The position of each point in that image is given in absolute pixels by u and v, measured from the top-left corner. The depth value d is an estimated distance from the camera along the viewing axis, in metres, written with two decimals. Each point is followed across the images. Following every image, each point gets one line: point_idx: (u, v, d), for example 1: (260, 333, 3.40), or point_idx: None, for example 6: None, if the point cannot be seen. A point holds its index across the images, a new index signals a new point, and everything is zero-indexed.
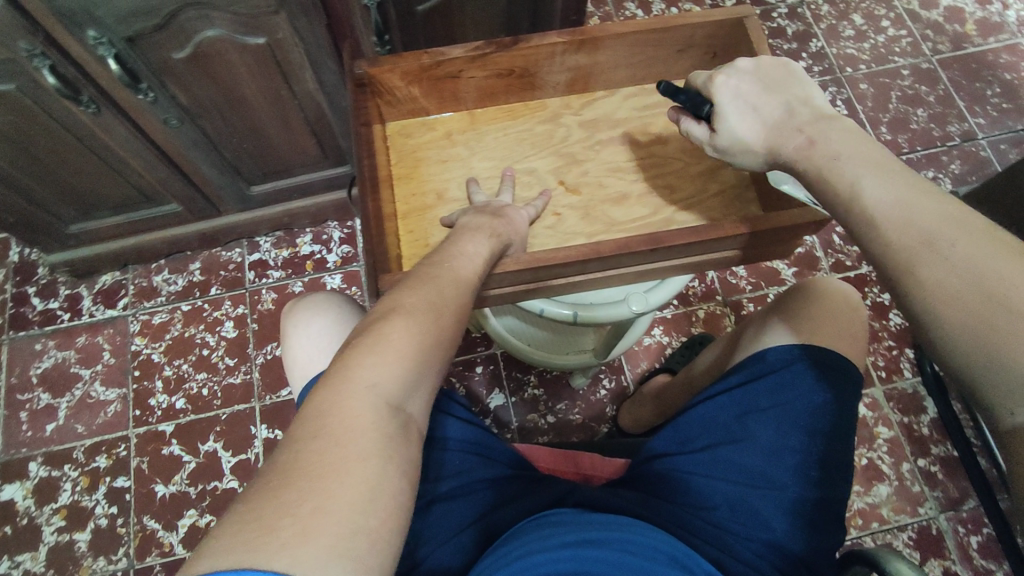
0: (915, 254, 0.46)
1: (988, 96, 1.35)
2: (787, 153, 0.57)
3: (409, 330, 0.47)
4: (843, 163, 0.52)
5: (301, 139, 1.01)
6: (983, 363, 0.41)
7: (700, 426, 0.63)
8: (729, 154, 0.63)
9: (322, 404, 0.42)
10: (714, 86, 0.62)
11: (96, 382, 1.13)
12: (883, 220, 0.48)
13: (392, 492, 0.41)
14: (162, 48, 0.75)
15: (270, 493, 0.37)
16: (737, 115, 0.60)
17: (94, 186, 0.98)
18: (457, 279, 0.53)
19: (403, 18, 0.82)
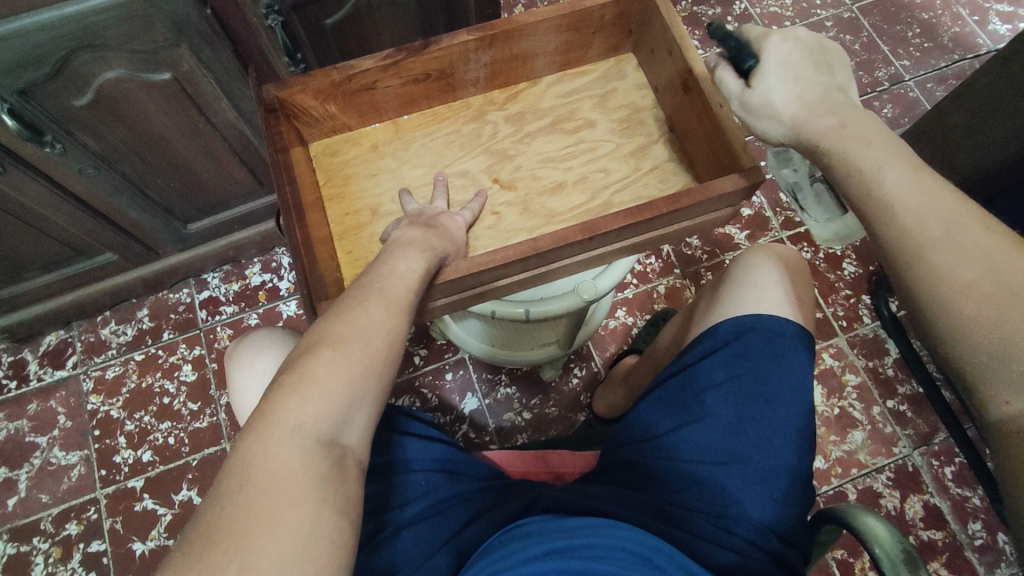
0: (936, 243, 0.45)
1: (909, 37, 1.38)
2: (811, 136, 0.53)
3: (337, 365, 0.45)
4: (872, 157, 0.50)
5: (231, 170, 0.97)
6: (982, 351, 0.43)
7: (663, 411, 0.64)
8: (754, 116, 0.57)
9: (247, 452, 0.40)
10: (766, 44, 0.55)
11: (55, 447, 1.09)
12: (899, 208, 0.47)
13: (327, 535, 0.40)
14: (62, 95, 0.72)
15: (197, 553, 0.36)
16: (779, 81, 0.54)
17: (18, 247, 0.93)
18: (387, 301, 0.51)
19: (313, 34, 0.79)
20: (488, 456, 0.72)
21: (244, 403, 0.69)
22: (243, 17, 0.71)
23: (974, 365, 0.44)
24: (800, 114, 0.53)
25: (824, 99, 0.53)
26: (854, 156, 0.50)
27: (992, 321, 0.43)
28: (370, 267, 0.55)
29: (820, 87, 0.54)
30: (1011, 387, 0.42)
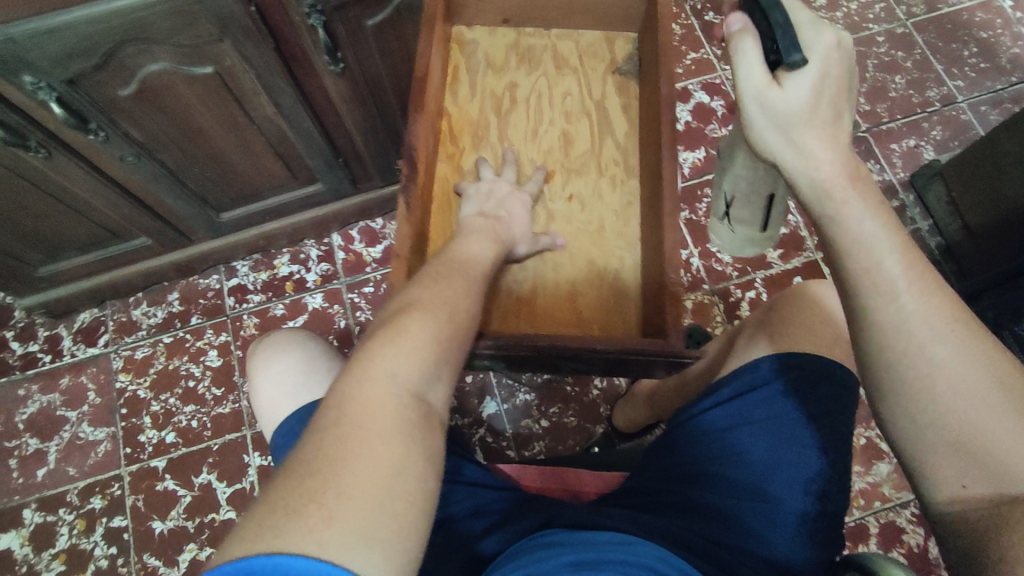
0: (930, 335, 0.43)
1: (965, 57, 1.32)
2: (811, 173, 0.47)
3: (428, 325, 0.50)
4: (868, 220, 0.45)
5: (266, 163, 0.98)
6: (948, 440, 0.42)
7: (695, 441, 0.63)
8: (773, 119, 0.47)
9: (344, 393, 0.44)
10: (815, 45, 0.47)
11: (84, 422, 1.12)
12: (895, 298, 0.44)
13: (416, 482, 0.41)
14: (107, 86, 0.73)
15: (296, 480, 0.38)
16: (817, 94, 0.46)
17: (58, 227, 0.96)
18: (466, 282, 0.58)
19: (355, 34, 0.79)
20: (505, 470, 0.72)
21: (262, 411, 0.69)
22: (286, 15, 0.72)
23: (937, 455, 0.43)
24: (818, 147, 0.47)
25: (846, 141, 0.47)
26: (858, 215, 0.46)
27: (972, 417, 0.42)
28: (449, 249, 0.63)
29: (843, 127, 0.48)
30: (974, 476, 0.42)
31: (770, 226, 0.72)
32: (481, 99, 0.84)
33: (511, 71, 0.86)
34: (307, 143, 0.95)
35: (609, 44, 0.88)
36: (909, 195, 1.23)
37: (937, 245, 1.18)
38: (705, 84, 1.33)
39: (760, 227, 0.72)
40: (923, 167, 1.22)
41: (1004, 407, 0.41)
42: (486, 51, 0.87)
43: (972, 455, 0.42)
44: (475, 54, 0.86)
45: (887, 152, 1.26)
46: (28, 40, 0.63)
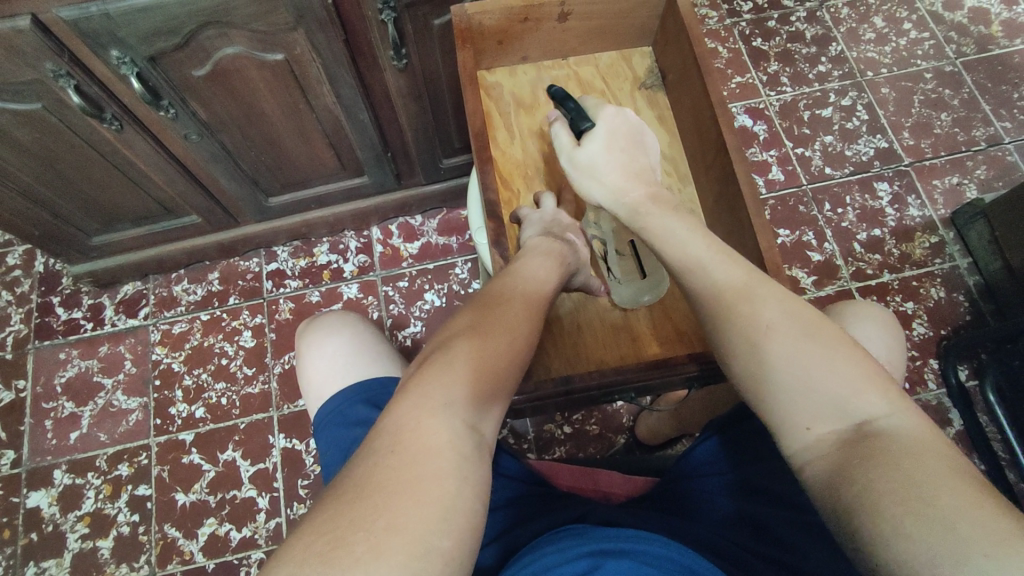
0: (734, 293, 0.53)
1: (1014, 99, 1.32)
2: (621, 198, 0.63)
3: (481, 355, 0.50)
4: (669, 220, 0.59)
5: (319, 152, 1.01)
6: (783, 385, 0.48)
7: (730, 454, 0.64)
8: (580, 168, 0.66)
9: (399, 422, 0.44)
10: (600, 114, 0.67)
11: (118, 391, 1.15)
12: (709, 272, 0.55)
13: (465, 515, 0.41)
14: (183, 65, 0.76)
15: (349, 505, 0.39)
16: (606, 146, 0.65)
17: (116, 199, 0.99)
18: (531, 309, 0.56)
19: (421, 33, 0.82)
20: (537, 467, 0.73)
21: (310, 389, 0.76)
22: (360, 9, 0.75)
23: (780, 405, 0.48)
24: (620, 181, 0.64)
25: (637, 174, 0.64)
26: (658, 220, 0.60)
27: (792, 360, 0.48)
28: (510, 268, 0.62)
29: (635, 166, 0.65)
30: (816, 417, 0.47)
31: (648, 268, 0.71)
32: (522, 140, 0.78)
33: (543, 103, 0.79)
34: (360, 136, 0.98)
35: (627, 62, 0.81)
36: (949, 232, 1.22)
37: (976, 284, 1.18)
38: (749, 107, 1.34)
39: (638, 272, 0.71)
40: (965, 205, 1.21)
41: (818, 351, 0.48)
42: (513, 91, 0.79)
43: (808, 397, 0.47)
44: (502, 94, 0.79)
45: (929, 187, 1.25)
46: (120, 16, 0.66)
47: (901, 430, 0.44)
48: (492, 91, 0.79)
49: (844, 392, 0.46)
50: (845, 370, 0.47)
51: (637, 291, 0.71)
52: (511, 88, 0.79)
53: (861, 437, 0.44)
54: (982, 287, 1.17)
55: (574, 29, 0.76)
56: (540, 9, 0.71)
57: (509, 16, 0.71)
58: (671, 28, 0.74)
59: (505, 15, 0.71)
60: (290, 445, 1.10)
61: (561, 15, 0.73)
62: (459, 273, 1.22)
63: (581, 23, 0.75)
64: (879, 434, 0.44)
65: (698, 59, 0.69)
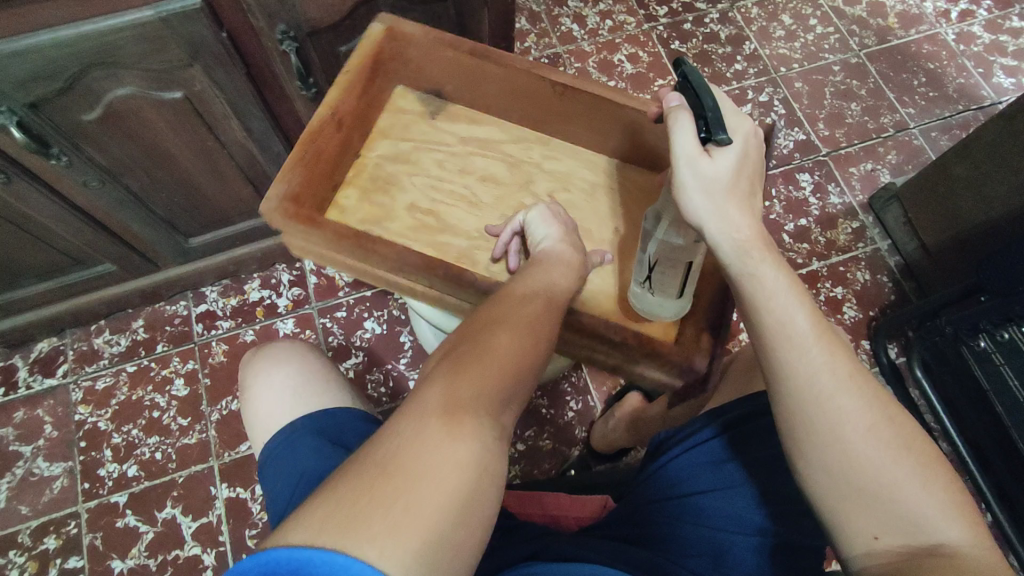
0: (836, 391, 0.48)
1: (915, 86, 1.39)
2: (729, 239, 0.51)
3: (508, 350, 0.47)
4: (786, 291, 0.51)
5: (238, 188, 0.97)
6: (852, 483, 0.47)
7: (688, 471, 0.63)
8: (700, 186, 0.51)
9: (419, 409, 0.40)
10: (738, 130, 0.52)
11: (39, 458, 1.07)
12: (813, 356, 0.49)
13: (483, 510, 0.38)
14: (72, 111, 0.71)
15: (367, 487, 0.35)
16: (735, 172, 0.51)
17: (16, 255, 0.93)
18: (547, 302, 0.53)
19: (328, 60, 0.80)
20: None
21: (255, 413, 0.73)
22: (257, 40, 0.72)
23: (848, 507, 0.48)
24: (739, 216, 0.51)
25: (755, 213, 0.53)
26: (772, 281, 0.51)
27: (878, 467, 0.47)
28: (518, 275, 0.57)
29: (753, 201, 0.53)
30: (888, 527, 0.47)
31: (687, 290, 0.65)
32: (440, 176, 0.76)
33: (385, 203, 0.75)
34: (278, 168, 0.95)
35: None
36: (868, 217, 1.27)
37: (897, 264, 1.23)
38: None
39: (677, 291, 0.64)
40: (880, 189, 1.27)
41: (908, 464, 0.47)
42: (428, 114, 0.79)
43: (882, 504, 0.47)
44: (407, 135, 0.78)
45: (846, 175, 1.31)
46: None
47: (969, 549, 0.45)
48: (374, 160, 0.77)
49: (920, 507, 0.46)
50: (933, 491, 0.47)
51: (664, 308, 0.65)
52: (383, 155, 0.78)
53: (928, 554, 0.45)
54: (902, 267, 1.23)
55: (353, 126, 0.74)
56: (324, 131, 0.69)
57: (312, 154, 0.68)
58: (410, 50, 0.76)
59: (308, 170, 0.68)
60: (234, 495, 1.05)
61: (339, 121, 0.71)
62: (398, 298, 1.19)
63: (352, 114, 0.73)
64: (950, 554, 0.45)
65: (473, 53, 0.73)
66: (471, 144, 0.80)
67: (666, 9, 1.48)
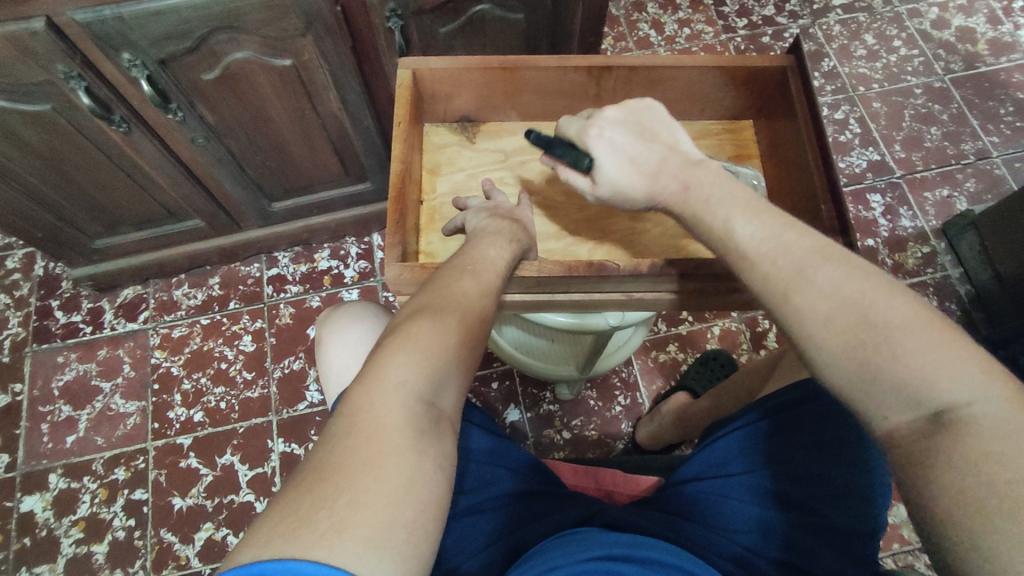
0: (790, 285, 0.44)
1: (1002, 114, 1.35)
2: (664, 204, 0.54)
3: (435, 332, 0.45)
4: (717, 208, 0.50)
5: (323, 158, 1.03)
6: (846, 372, 0.41)
7: (738, 451, 0.61)
8: (613, 203, 0.58)
9: (351, 411, 0.40)
10: (588, 139, 0.57)
11: (116, 395, 1.15)
12: (755, 258, 0.46)
13: (426, 488, 0.38)
14: (193, 69, 0.77)
15: (308, 487, 0.36)
16: (616, 167, 0.56)
17: (121, 203, 1.00)
18: (480, 281, 0.51)
19: (426, 39, 0.84)
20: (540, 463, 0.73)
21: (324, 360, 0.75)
22: (367, 16, 0.78)
23: (858, 393, 0.41)
24: (650, 186, 0.54)
25: (661, 165, 0.55)
26: (701, 211, 0.51)
27: (852, 344, 0.41)
28: (458, 254, 0.55)
29: (656, 155, 0.55)
30: (893, 403, 0.39)
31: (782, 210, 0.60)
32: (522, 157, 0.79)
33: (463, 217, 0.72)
34: (364, 141, 1.00)
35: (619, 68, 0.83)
36: (940, 243, 1.24)
37: (967, 293, 1.20)
38: None
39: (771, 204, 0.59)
40: (956, 216, 1.24)
41: (898, 328, 0.40)
42: None
43: (875, 381, 0.40)
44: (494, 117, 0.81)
45: (920, 199, 1.28)
46: (134, 20, 0.68)
47: (991, 401, 0.36)
48: (459, 142, 0.77)
49: (921, 366, 0.39)
50: (927, 345, 0.39)
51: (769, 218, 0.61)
52: (455, 149, 0.76)
53: (943, 426, 0.37)
54: (973, 296, 1.19)
55: (412, 177, 0.70)
56: (406, 185, 0.64)
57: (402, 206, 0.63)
58: (439, 87, 0.72)
59: (404, 232, 0.62)
60: (288, 449, 1.10)
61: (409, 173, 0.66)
62: None
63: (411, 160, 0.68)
64: (966, 415, 0.36)
65: (506, 66, 0.69)
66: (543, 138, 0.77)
67: (746, 21, 1.48)
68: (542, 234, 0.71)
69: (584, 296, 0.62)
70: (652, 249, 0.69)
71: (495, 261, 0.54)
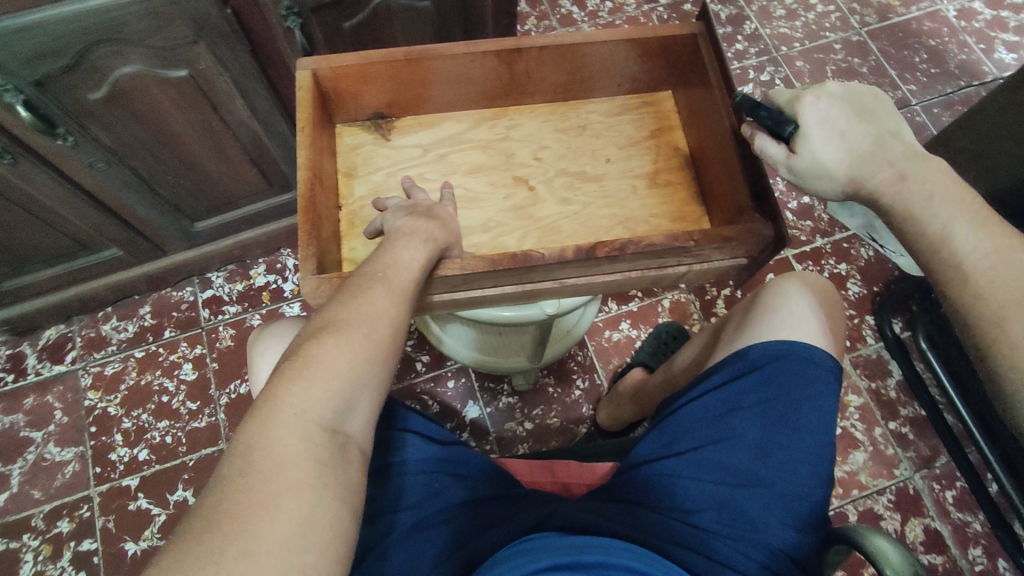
0: (1008, 314, 0.47)
1: (917, 62, 1.39)
2: (873, 189, 0.53)
3: (340, 350, 0.43)
4: (937, 210, 0.51)
5: (242, 171, 0.98)
6: None
7: (684, 430, 0.60)
8: (805, 179, 0.56)
9: (247, 447, 0.38)
10: (802, 106, 0.54)
11: (50, 443, 1.08)
12: (972, 271, 0.49)
13: (330, 522, 0.38)
14: (77, 89, 0.71)
15: (193, 539, 0.34)
16: (825, 140, 0.54)
17: (25, 239, 0.93)
18: (392, 288, 0.48)
19: (330, 34, 0.80)
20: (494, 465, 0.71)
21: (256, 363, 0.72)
22: (262, 17, 0.73)
23: None
24: (862, 170, 0.53)
25: (878, 149, 0.53)
26: (917, 210, 0.52)
27: None
28: (372, 258, 0.52)
29: (872, 136, 0.53)
30: None
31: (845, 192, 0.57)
32: None
33: None
34: (283, 148, 0.95)
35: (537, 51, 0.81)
36: None
37: None
38: None
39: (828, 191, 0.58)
40: None
41: None
42: None
43: None
44: None
45: None
46: None
47: None
48: (375, 141, 0.74)
49: None
50: None
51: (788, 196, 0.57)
52: (371, 148, 0.73)
53: None
54: None
55: (326, 183, 0.66)
56: (317, 191, 0.61)
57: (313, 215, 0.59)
58: (347, 84, 0.68)
59: (319, 240, 0.59)
60: None
61: (320, 179, 0.63)
62: None
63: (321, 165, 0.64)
64: None
65: (412, 57, 0.67)
66: (462, 129, 0.75)
67: None
68: (470, 228, 0.68)
69: (514, 290, 0.60)
70: (583, 233, 0.68)
71: (409, 266, 0.51)
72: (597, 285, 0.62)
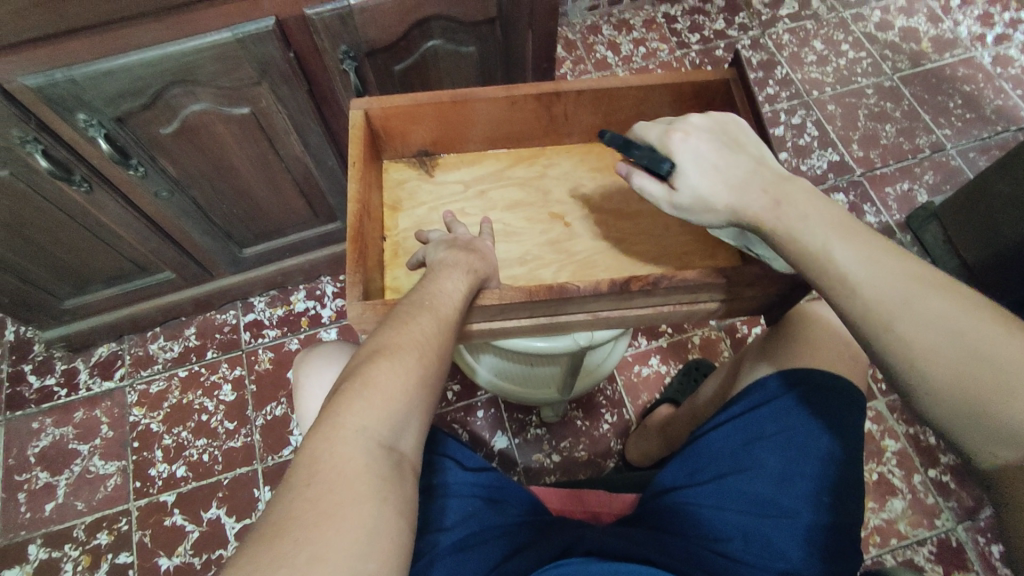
0: (892, 312, 0.46)
1: (951, 107, 1.40)
2: (750, 214, 0.54)
3: (395, 372, 0.45)
4: (811, 227, 0.51)
5: (291, 200, 1.03)
6: (953, 409, 0.44)
7: (709, 458, 0.61)
8: (688, 212, 0.58)
9: (312, 460, 0.40)
10: (671, 142, 0.58)
11: (95, 456, 1.12)
12: (849, 278, 0.48)
13: (390, 534, 0.40)
14: (151, 124, 0.78)
15: (265, 544, 0.36)
16: (698, 172, 0.56)
17: (89, 261, 0.99)
18: (439, 317, 0.51)
19: (381, 77, 0.85)
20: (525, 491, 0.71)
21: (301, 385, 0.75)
22: (321, 61, 0.79)
23: (965, 423, 0.44)
24: (739, 197, 0.55)
25: (750, 177, 0.55)
26: (796, 230, 0.52)
27: (960, 372, 0.44)
28: (417, 288, 0.55)
29: (742, 166, 0.56)
30: (1000, 441, 0.42)
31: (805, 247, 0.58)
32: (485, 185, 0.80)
33: None
34: (331, 181, 1.01)
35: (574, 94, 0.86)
36: (906, 236, 1.26)
37: None
38: None
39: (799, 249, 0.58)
40: (918, 208, 1.26)
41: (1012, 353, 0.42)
42: None
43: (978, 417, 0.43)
44: None
45: (882, 194, 1.31)
46: (85, 80, 0.68)
47: None
48: (419, 176, 0.78)
49: None
50: None
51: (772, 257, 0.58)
52: (416, 183, 0.77)
53: None
54: None
55: (373, 215, 0.70)
56: (365, 224, 0.64)
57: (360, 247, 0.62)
58: (395, 123, 0.73)
59: (366, 269, 0.62)
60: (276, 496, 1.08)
61: (367, 211, 0.66)
62: None
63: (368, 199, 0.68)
64: None
65: (457, 99, 0.71)
66: (502, 166, 0.79)
67: (698, 37, 1.53)
68: (508, 260, 0.71)
69: (548, 319, 0.63)
70: (617, 267, 0.70)
71: (452, 294, 0.53)
72: (630, 315, 0.64)
